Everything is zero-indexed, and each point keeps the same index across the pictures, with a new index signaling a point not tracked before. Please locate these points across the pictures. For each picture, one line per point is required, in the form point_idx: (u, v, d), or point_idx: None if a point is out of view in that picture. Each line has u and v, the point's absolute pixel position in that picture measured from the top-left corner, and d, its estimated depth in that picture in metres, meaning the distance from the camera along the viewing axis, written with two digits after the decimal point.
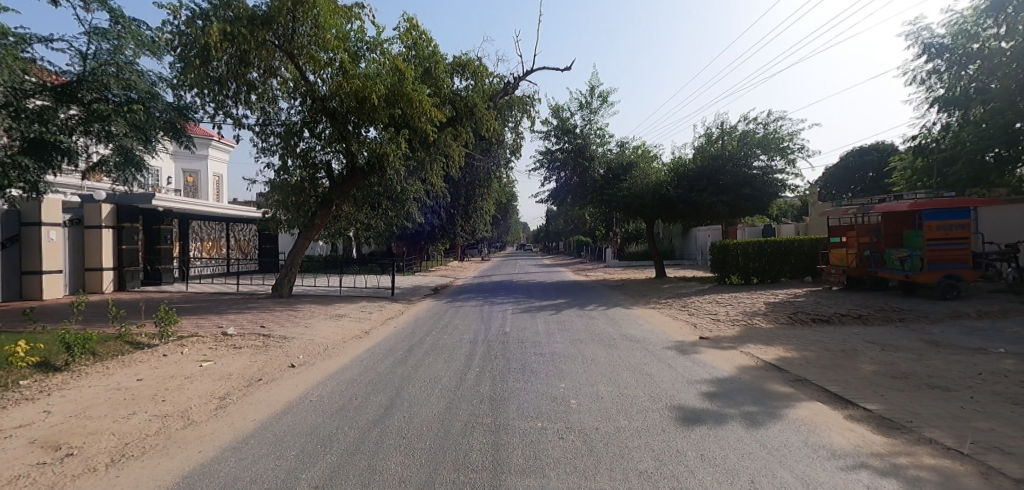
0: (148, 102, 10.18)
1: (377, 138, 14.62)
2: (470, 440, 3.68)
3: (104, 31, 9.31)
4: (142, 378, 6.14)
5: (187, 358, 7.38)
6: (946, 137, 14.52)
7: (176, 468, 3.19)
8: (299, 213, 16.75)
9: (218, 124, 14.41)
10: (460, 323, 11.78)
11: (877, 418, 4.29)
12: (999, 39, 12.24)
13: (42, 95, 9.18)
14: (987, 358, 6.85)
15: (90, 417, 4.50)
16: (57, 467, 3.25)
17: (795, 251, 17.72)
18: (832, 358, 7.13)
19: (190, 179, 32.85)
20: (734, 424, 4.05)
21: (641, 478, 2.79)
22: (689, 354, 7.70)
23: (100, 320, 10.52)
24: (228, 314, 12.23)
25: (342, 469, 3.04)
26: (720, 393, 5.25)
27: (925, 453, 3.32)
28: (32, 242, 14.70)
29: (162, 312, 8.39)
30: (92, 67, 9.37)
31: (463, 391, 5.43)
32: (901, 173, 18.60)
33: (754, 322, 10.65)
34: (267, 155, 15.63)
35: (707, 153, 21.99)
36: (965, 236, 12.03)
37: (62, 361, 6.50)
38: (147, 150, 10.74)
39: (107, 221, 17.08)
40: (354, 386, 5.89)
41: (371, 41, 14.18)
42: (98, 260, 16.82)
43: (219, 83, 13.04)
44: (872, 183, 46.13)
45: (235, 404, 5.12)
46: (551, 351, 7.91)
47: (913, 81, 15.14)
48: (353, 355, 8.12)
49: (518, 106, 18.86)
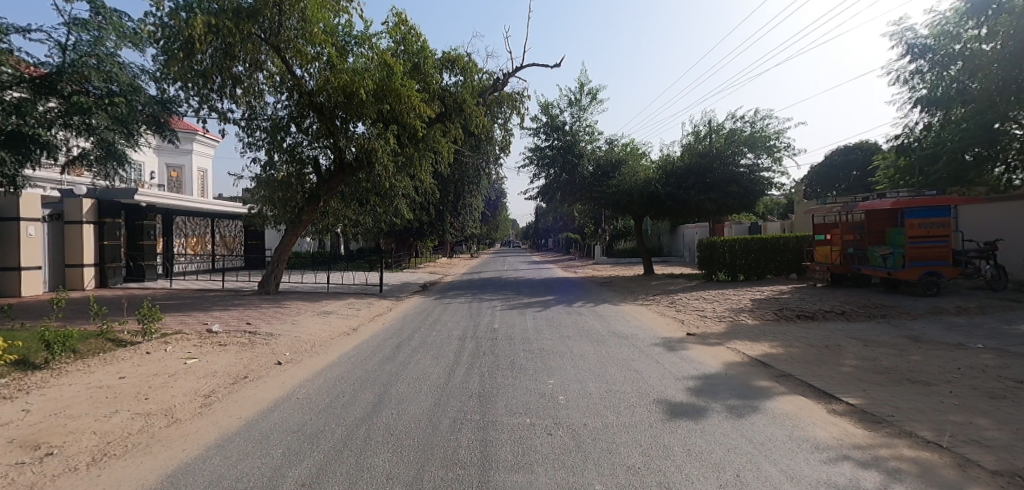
0: (130, 95, 9.98)
1: (366, 133, 14.58)
2: (458, 436, 3.69)
3: (84, 22, 9.09)
4: (124, 376, 6.05)
5: (170, 356, 7.27)
6: (927, 136, 14.78)
7: (159, 468, 3.14)
8: (286, 209, 16.14)
9: (203, 118, 14.17)
10: (449, 319, 11.78)
11: (859, 412, 4.39)
12: (980, 40, 12.55)
13: (20, 88, 8.97)
14: (965, 353, 7.02)
15: (70, 416, 4.40)
16: (36, 467, 3.18)
17: (780, 248, 17.94)
18: (816, 354, 7.26)
19: (174, 174, 32.25)
20: (720, 419, 4.11)
21: (629, 474, 2.82)
22: (676, 350, 7.80)
23: (80, 318, 10.32)
24: (213, 311, 12.07)
25: (329, 467, 3.03)
26: (706, 389, 5.32)
27: (904, 445, 3.41)
28: (9, 238, 14.34)
29: (144, 308, 8.27)
30: (72, 59, 9.14)
31: (451, 388, 5.44)
32: (883, 172, 18.97)
33: (740, 318, 10.81)
34: (253, 150, 15.42)
35: (695, 150, 22.15)
36: (946, 234, 12.29)
37: (41, 359, 6.36)
38: (130, 143, 10.53)
39: (89, 216, 16.74)
40: (341, 383, 5.86)
41: (359, 36, 14.03)
42: (79, 256, 16.46)
43: (203, 76, 12.82)
44: (856, 182, 46.88)
45: (220, 402, 5.06)
46: (539, 347, 7.95)
47: (896, 82, 15.39)
48: (340, 352, 8.07)
49: (507, 103, 18.87)
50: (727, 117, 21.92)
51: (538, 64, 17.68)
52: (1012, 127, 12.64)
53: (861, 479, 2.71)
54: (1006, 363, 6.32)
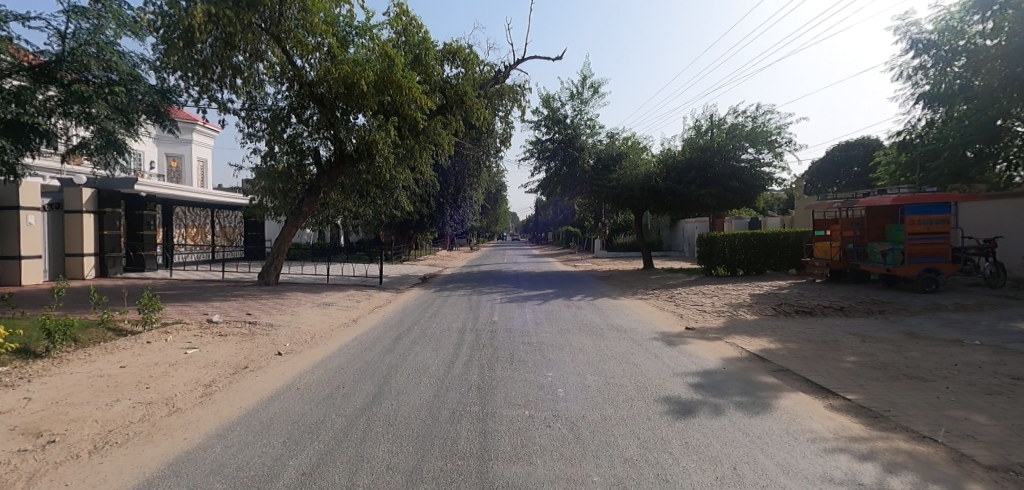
0: (129, 84, 9.93)
1: (366, 125, 14.47)
2: (457, 428, 3.71)
3: (83, 10, 9.02)
4: (124, 365, 6.06)
5: (171, 346, 7.28)
6: (929, 132, 14.54)
7: (159, 456, 3.17)
8: (287, 201, 16.75)
9: (202, 108, 14.09)
10: (447, 312, 11.74)
11: (856, 407, 4.42)
12: (985, 36, 12.40)
13: (18, 76, 8.93)
14: (963, 350, 7.05)
15: (71, 405, 4.43)
16: (38, 454, 3.22)
17: (779, 243, 18.00)
18: (816, 350, 7.27)
19: (173, 163, 32.22)
20: (718, 414, 4.13)
21: (626, 466, 2.85)
22: (675, 345, 7.80)
23: (80, 308, 10.27)
24: (213, 302, 12.09)
25: (330, 456, 3.07)
26: (708, 384, 5.27)
27: (901, 439, 3.44)
28: (9, 227, 14.33)
29: (145, 298, 8.24)
30: (71, 48, 9.09)
31: (451, 379, 5.47)
32: (883, 169, 18.91)
33: (739, 314, 10.83)
34: (253, 140, 15.38)
35: (696, 145, 21.98)
36: (945, 231, 12.27)
37: (41, 348, 6.38)
38: (129, 133, 10.44)
39: (88, 206, 16.69)
40: (340, 374, 5.87)
41: (359, 27, 13.90)
42: (79, 246, 16.45)
43: (203, 66, 12.80)
44: (857, 178, 46.95)
45: (221, 392, 5.09)
46: (538, 340, 7.98)
47: (899, 77, 15.12)
48: (340, 343, 8.08)
49: (508, 96, 18.83)
50: (729, 112, 21.82)
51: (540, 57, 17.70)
52: (1014, 124, 12.52)
53: (858, 473, 2.72)
54: (1002, 360, 6.36)
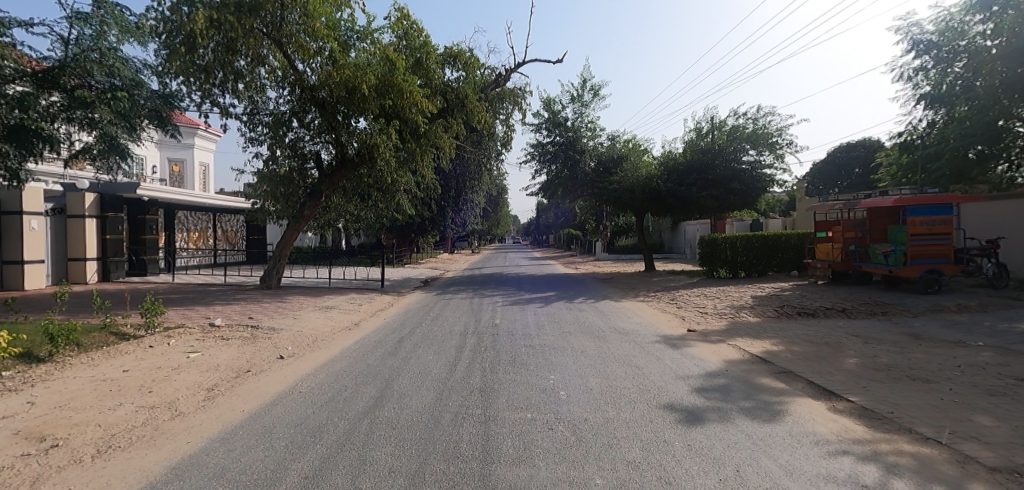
0: (132, 89, 9.98)
1: (367, 128, 14.53)
2: (460, 430, 3.72)
3: (86, 16, 9.12)
4: (127, 369, 6.07)
5: (173, 350, 7.30)
6: (931, 133, 14.56)
7: (162, 460, 3.17)
8: (289, 204, 16.47)
9: (205, 112, 14.20)
10: (449, 315, 11.74)
11: (860, 409, 4.40)
12: (985, 37, 12.50)
13: (22, 82, 9.00)
14: (966, 351, 7.02)
15: (75, 409, 4.43)
16: (42, 458, 3.23)
17: (781, 245, 17.96)
18: (818, 351, 7.26)
19: (175, 168, 32.33)
20: (721, 416, 4.12)
21: (629, 468, 2.85)
22: (678, 347, 7.79)
23: (83, 312, 10.33)
24: (216, 306, 12.11)
25: (332, 460, 3.06)
26: (711, 387, 5.25)
27: (905, 441, 3.43)
28: (11, 232, 14.37)
29: (146, 302, 8.10)
30: (74, 53, 9.21)
31: (452, 382, 5.49)
32: (884, 170, 18.91)
33: (741, 316, 10.80)
34: (256, 145, 15.45)
35: (697, 147, 22.05)
36: (948, 232, 12.22)
37: (44, 352, 6.39)
38: (132, 138, 10.45)
39: (91, 210, 16.76)
40: (342, 377, 5.89)
41: (361, 30, 13.99)
42: (81, 251, 16.49)
43: (205, 70, 12.88)
44: (858, 179, 46.88)
45: (223, 396, 5.09)
46: (540, 343, 7.97)
47: (900, 78, 15.09)
48: (342, 347, 8.10)
49: (509, 99, 18.88)
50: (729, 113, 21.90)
51: (540, 60, 17.79)
52: (1016, 125, 12.54)
53: (861, 474, 2.72)
54: (1005, 361, 6.33)
